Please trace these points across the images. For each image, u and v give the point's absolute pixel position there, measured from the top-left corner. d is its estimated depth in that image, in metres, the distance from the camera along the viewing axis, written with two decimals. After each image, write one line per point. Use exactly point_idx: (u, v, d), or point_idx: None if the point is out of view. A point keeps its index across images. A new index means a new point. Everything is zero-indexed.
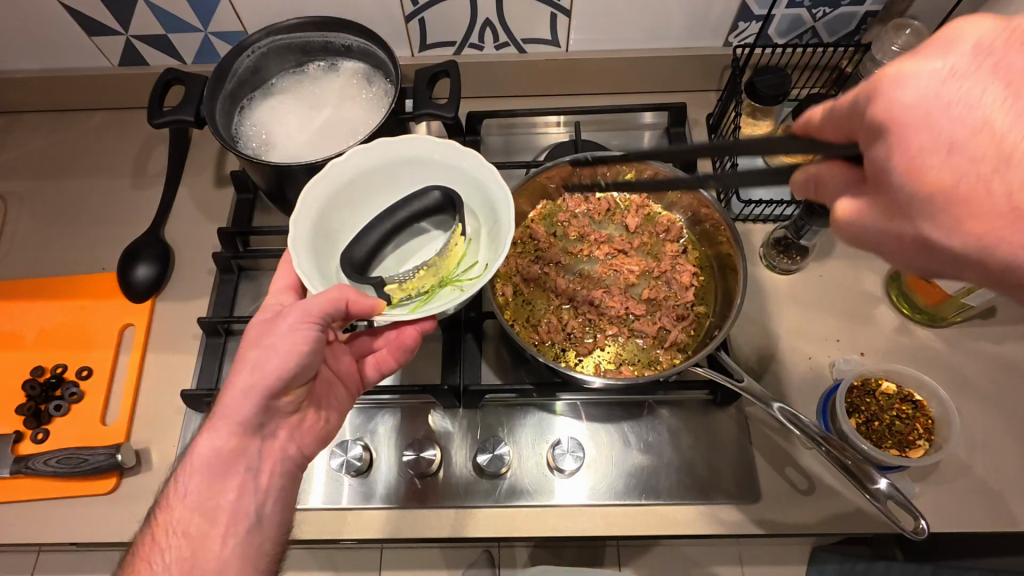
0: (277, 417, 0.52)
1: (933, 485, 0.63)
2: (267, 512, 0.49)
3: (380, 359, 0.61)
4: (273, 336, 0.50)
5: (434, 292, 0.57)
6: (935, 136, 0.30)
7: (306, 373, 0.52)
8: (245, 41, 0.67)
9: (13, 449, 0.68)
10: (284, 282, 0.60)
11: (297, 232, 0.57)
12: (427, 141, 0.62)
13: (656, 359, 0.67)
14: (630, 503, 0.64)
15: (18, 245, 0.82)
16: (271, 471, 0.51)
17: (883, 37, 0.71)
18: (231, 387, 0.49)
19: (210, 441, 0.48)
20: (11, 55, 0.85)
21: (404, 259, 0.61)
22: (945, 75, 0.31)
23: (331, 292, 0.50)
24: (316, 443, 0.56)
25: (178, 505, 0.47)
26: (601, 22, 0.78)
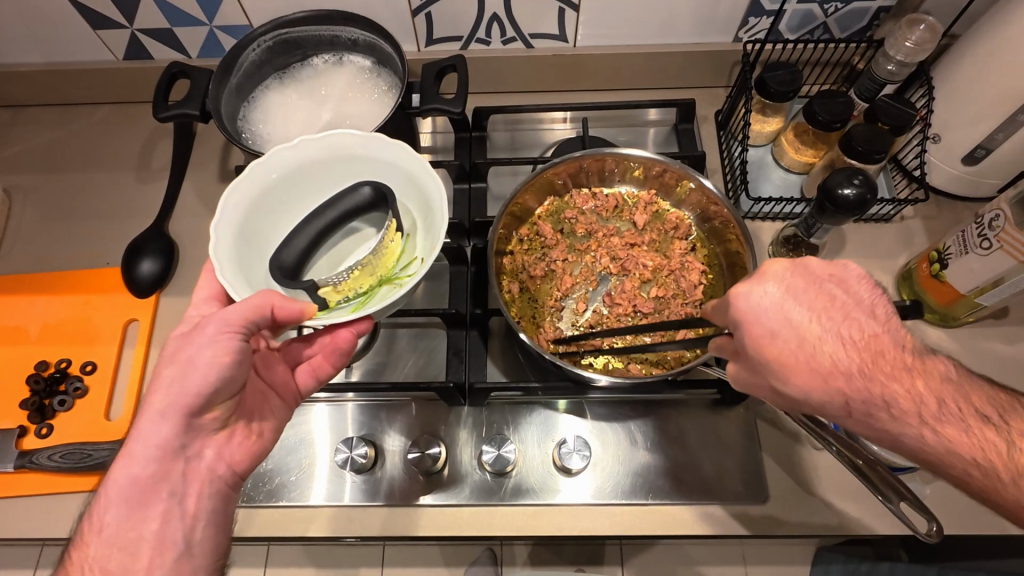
0: (201, 436, 0.50)
1: (945, 486, 0.62)
2: (197, 538, 0.48)
3: (316, 366, 0.58)
4: (189, 351, 0.48)
5: (373, 292, 0.57)
6: (769, 333, 0.44)
7: (230, 388, 0.50)
8: (250, 35, 0.67)
9: (17, 444, 0.68)
10: (206, 291, 0.57)
11: (220, 235, 0.56)
12: (351, 136, 0.61)
13: (664, 358, 0.66)
14: (636, 503, 0.63)
15: (22, 239, 0.82)
16: (198, 494, 0.49)
17: (896, 33, 0.69)
18: (147, 409, 0.47)
19: (126, 468, 0.46)
20: (15, 48, 0.84)
21: (338, 260, 0.60)
22: (773, 269, 0.46)
23: (255, 300, 0.49)
24: (251, 459, 0.53)
25: (94, 541, 0.45)
26: (610, 17, 0.77)
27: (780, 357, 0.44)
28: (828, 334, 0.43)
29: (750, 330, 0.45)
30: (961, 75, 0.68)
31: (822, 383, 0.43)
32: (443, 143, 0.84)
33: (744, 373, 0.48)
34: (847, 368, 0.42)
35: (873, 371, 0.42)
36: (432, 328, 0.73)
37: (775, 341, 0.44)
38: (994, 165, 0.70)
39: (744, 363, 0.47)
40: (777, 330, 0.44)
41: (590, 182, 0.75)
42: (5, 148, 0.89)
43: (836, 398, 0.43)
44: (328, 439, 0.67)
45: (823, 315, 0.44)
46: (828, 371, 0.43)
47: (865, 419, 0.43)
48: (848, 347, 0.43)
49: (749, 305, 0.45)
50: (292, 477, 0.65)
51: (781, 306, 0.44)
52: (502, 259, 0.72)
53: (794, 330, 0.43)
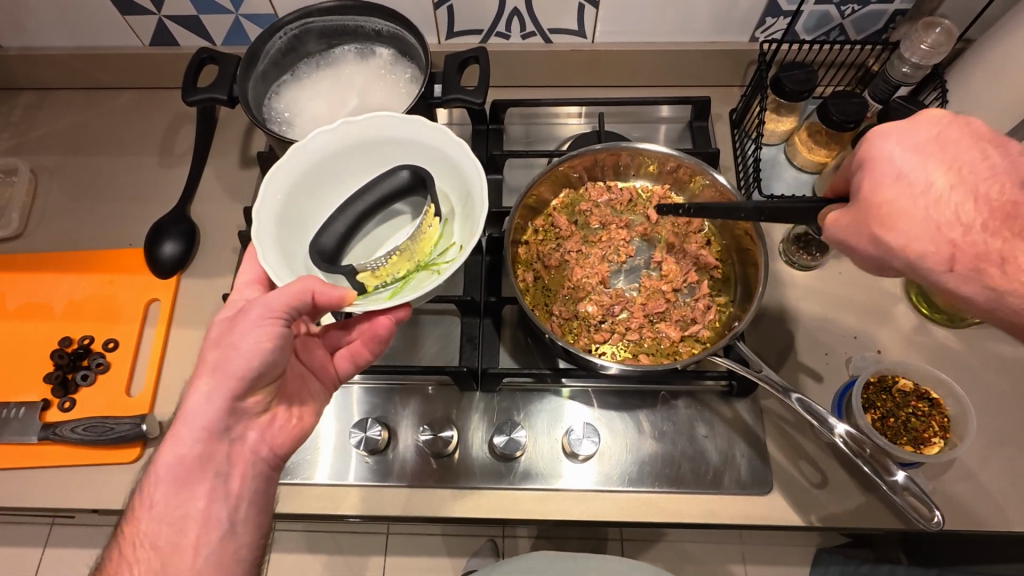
0: (245, 419, 0.51)
1: (948, 483, 0.63)
2: (240, 517, 0.49)
3: (354, 351, 0.59)
4: (231, 337, 0.49)
5: (411, 277, 0.59)
6: (895, 174, 0.44)
7: (272, 373, 0.51)
8: (278, 23, 0.68)
9: (41, 416, 0.70)
10: (250, 275, 0.59)
11: (261, 221, 0.58)
12: (393, 120, 0.63)
13: (675, 349, 0.67)
14: (643, 490, 0.65)
15: (46, 220, 0.84)
16: (241, 474, 0.51)
17: (912, 36, 0.70)
18: (193, 390, 0.49)
19: (173, 448, 0.48)
20: (45, 33, 0.86)
21: (376, 245, 0.62)
22: (930, 117, 0.45)
23: (296, 286, 0.50)
24: (293, 441, 0.55)
25: (145, 517, 0.48)
26: (629, 13, 0.79)
27: (892, 199, 0.43)
28: (960, 186, 0.43)
29: (873, 171, 0.45)
30: (977, 76, 0.69)
31: (933, 232, 0.43)
32: (459, 135, 0.86)
33: (847, 221, 0.46)
34: (970, 221, 0.42)
35: (997, 229, 0.42)
36: (444, 315, 0.75)
37: (897, 183, 0.44)
38: None
39: (850, 210, 0.46)
40: (903, 174, 0.44)
41: (605, 176, 0.77)
42: (31, 131, 0.91)
43: (942, 249, 0.43)
44: (337, 423, 0.68)
45: (956, 166, 0.43)
46: (942, 219, 0.43)
47: (968, 275, 0.43)
48: (978, 201, 0.42)
49: (882, 146, 0.45)
50: (306, 456, 0.67)
51: (920, 145, 0.44)
52: (517, 249, 0.73)
53: (923, 177, 0.43)
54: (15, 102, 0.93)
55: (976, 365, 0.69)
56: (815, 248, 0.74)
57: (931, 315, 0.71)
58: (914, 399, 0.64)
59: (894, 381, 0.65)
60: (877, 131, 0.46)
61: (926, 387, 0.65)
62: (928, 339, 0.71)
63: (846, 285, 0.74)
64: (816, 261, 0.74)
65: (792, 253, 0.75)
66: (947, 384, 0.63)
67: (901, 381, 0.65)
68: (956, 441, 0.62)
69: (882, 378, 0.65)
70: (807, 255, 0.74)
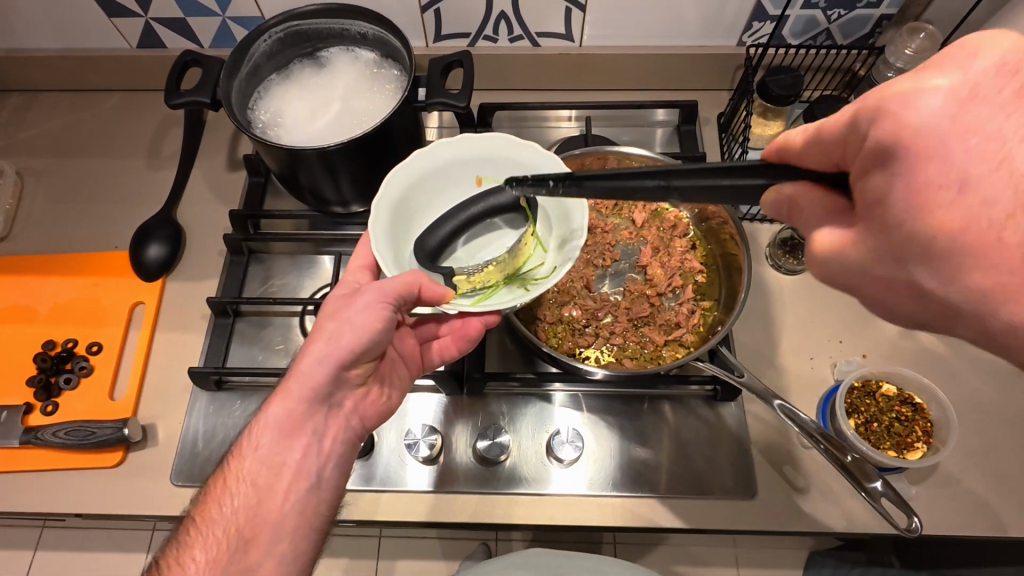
0: (345, 388, 0.52)
1: (933, 488, 0.63)
2: (327, 475, 0.50)
3: (443, 346, 0.61)
4: (348, 311, 0.51)
5: (498, 288, 0.58)
6: (954, 172, 0.30)
7: (375, 350, 0.52)
8: (262, 26, 0.68)
9: (22, 420, 0.69)
10: (361, 261, 0.59)
11: (377, 213, 0.59)
12: (506, 140, 0.62)
13: (659, 353, 0.67)
14: (627, 495, 0.64)
15: (33, 222, 0.84)
16: (333, 437, 0.52)
17: (896, 41, 0.70)
18: (308, 351, 0.50)
19: (282, 400, 0.49)
20: (33, 35, 0.86)
21: (474, 252, 0.62)
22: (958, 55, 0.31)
23: (407, 277, 0.51)
24: (379, 417, 0.56)
25: (249, 456, 0.48)
26: (615, 17, 0.78)
27: (945, 214, 0.30)
28: None
29: (916, 168, 0.30)
30: None
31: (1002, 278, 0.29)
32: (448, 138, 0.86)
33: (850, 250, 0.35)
34: None
35: None
36: None
37: (957, 188, 0.29)
38: None
39: (865, 234, 0.34)
40: (966, 168, 0.29)
41: None
42: (18, 133, 0.91)
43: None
44: None
45: None
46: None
47: None
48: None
49: (912, 116, 0.30)
50: None
51: (964, 110, 0.30)
52: None
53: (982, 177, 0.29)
54: (3, 104, 0.93)
55: (962, 370, 0.69)
56: (800, 253, 0.74)
57: None
58: (897, 404, 0.64)
59: (877, 386, 0.65)
60: (893, 91, 0.32)
61: (909, 392, 0.65)
62: (914, 344, 0.71)
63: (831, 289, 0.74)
64: (802, 265, 0.74)
65: (778, 257, 0.75)
66: (930, 390, 0.63)
67: (884, 386, 0.65)
68: (939, 446, 0.62)
69: (866, 383, 0.65)
70: (793, 259, 0.74)
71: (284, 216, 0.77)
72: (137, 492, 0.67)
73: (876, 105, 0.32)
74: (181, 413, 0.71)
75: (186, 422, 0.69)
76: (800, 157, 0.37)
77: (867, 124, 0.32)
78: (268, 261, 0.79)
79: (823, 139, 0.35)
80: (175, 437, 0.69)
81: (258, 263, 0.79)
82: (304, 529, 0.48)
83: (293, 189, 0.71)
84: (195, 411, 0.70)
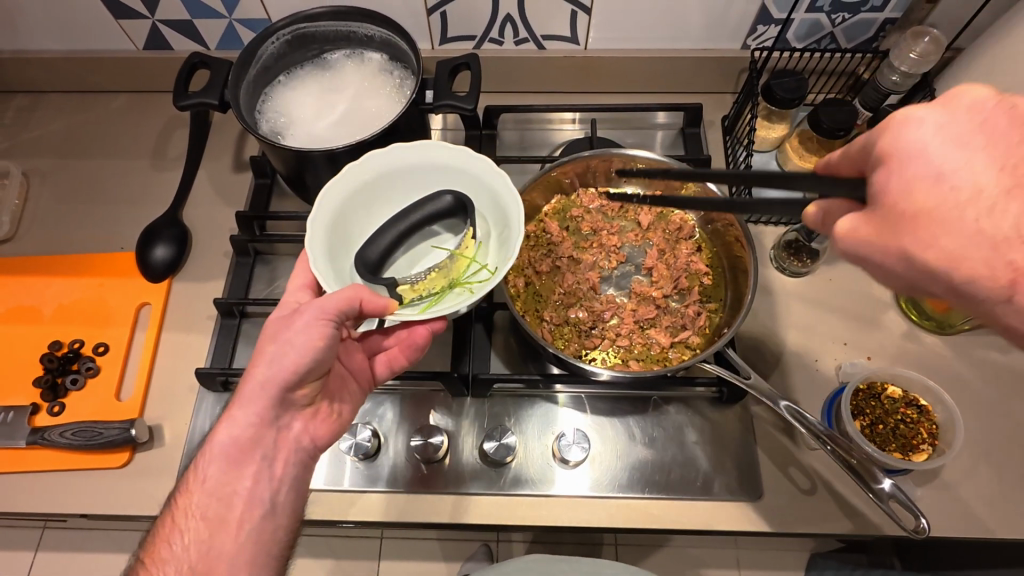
0: (292, 410, 0.52)
1: (938, 490, 0.63)
2: (281, 500, 0.50)
3: (391, 358, 0.61)
4: (287, 332, 0.50)
5: (444, 293, 0.58)
6: (933, 173, 0.34)
7: (321, 369, 0.52)
8: (270, 29, 0.68)
9: (29, 421, 0.69)
10: (301, 280, 0.59)
11: (312, 232, 0.59)
12: (438, 147, 0.64)
13: (664, 355, 0.68)
14: (634, 496, 0.65)
15: (38, 223, 0.84)
16: (285, 460, 0.51)
17: (901, 44, 0.71)
18: (248, 377, 0.50)
19: (227, 429, 0.49)
20: (38, 36, 0.86)
21: (415, 262, 0.62)
22: (956, 100, 0.36)
23: (347, 291, 0.51)
24: (333, 434, 0.56)
25: (196, 490, 0.48)
26: (620, 20, 0.79)
27: (930, 205, 0.34)
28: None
29: (902, 168, 0.35)
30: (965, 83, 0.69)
31: (989, 252, 0.32)
32: (452, 140, 0.86)
33: (866, 231, 0.36)
34: None
35: None
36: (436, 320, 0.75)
37: (935, 183, 0.34)
38: None
39: (870, 220, 0.36)
40: (941, 173, 0.34)
41: (597, 182, 0.77)
42: (23, 133, 0.91)
43: (1001, 288, 0.32)
44: None
45: (1008, 161, 0.33)
46: (993, 238, 0.32)
47: None
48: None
49: (908, 134, 0.35)
50: None
51: (947, 139, 0.34)
52: None
53: (960, 176, 0.33)
54: (8, 105, 0.93)
55: (966, 372, 0.69)
56: (805, 255, 0.74)
57: (921, 323, 0.71)
58: (902, 406, 0.64)
59: (882, 388, 0.65)
60: (897, 115, 0.36)
61: (914, 394, 0.65)
62: (918, 347, 0.71)
63: (835, 292, 0.74)
64: (806, 268, 0.74)
65: (783, 259, 0.75)
66: (935, 392, 0.63)
67: (889, 388, 0.65)
68: (945, 448, 0.62)
69: (871, 385, 0.65)
70: (798, 262, 0.75)
71: (290, 218, 0.77)
72: (144, 493, 0.67)
73: (880, 125, 0.37)
74: (187, 414, 0.71)
75: (192, 423, 0.70)
76: (837, 167, 0.40)
77: (877, 136, 0.37)
78: (273, 263, 0.79)
79: (853, 149, 0.39)
80: (181, 438, 0.70)
81: (264, 264, 0.79)
82: (262, 555, 0.48)
83: (300, 190, 0.72)
84: (201, 411, 0.70)
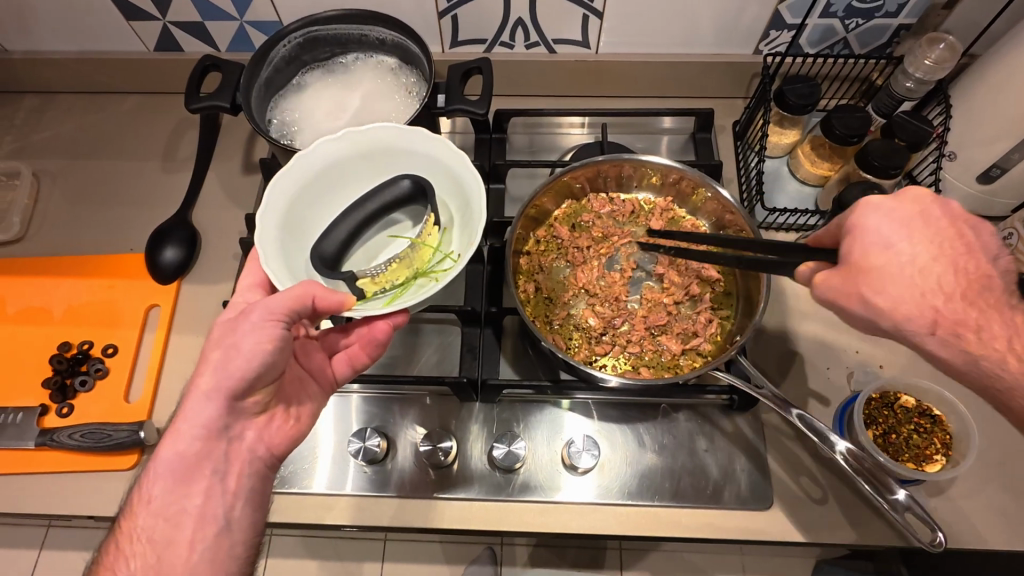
0: (243, 418, 0.51)
1: (950, 500, 0.63)
2: (236, 515, 0.49)
3: (352, 355, 0.60)
4: (233, 337, 0.49)
5: (409, 284, 0.60)
6: (884, 243, 0.44)
7: (271, 374, 0.51)
8: (282, 31, 0.68)
9: (38, 422, 0.69)
10: (251, 280, 0.58)
11: (263, 230, 0.59)
12: (390, 131, 0.64)
13: (675, 362, 0.67)
14: (643, 505, 0.64)
15: (47, 224, 0.84)
16: (238, 473, 0.50)
17: (916, 51, 0.70)
18: (194, 388, 0.49)
19: (172, 444, 0.48)
20: (50, 37, 0.87)
21: (373, 254, 0.63)
22: (912, 194, 0.46)
23: (297, 290, 0.50)
24: (290, 442, 0.55)
25: (142, 512, 0.47)
26: (632, 24, 0.78)
27: (881, 264, 0.44)
28: (942, 259, 0.44)
29: (863, 238, 0.45)
30: (980, 91, 0.69)
31: (917, 297, 0.43)
32: (462, 144, 0.86)
33: (837, 280, 0.46)
34: (950, 291, 0.43)
35: (975, 298, 0.43)
36: (444, 325, 0.75)
37: (886, 250, 0.44)
38: (1007, 184, 0.71)
39: (838, 271, 0.46)
40: (892, 242, 0.44)
41: (608, 187, 0.76)
42: (34, 134, 0.91)
43: (926, 313, 0.43)
44: (337, 432, 0.68)
45: (936, 237, 0.45)
46: (928, 287, 0.43)
47: (949, 339, 0.44)
48: (958, 274, 0.44)
49: (871, 216, 0.45)
50: (305, 465, 0.67)
51: (902, 220, 0.45)
52: (519, 259, 0.73)
53: (910, 250, 0.44)
54: (19, 105, 0.93)
55: None
56: None
57: None
58: (916, 415, 0.63)
59: (896, 398, 0.65)
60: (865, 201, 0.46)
61: (928, 404, 0.64)
62: None
63: None
64: None
65: None
66: (949, 402, 0.63)
67: (903, 397, 0.65)
68: (958, 459, 0.61)
69: (884, 395, 0.65)
70: None
71: None
72: None
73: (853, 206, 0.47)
74: None
75: None
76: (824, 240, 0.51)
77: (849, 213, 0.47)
78: None
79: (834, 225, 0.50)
80: None
81: None
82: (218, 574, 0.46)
83: None
84: None
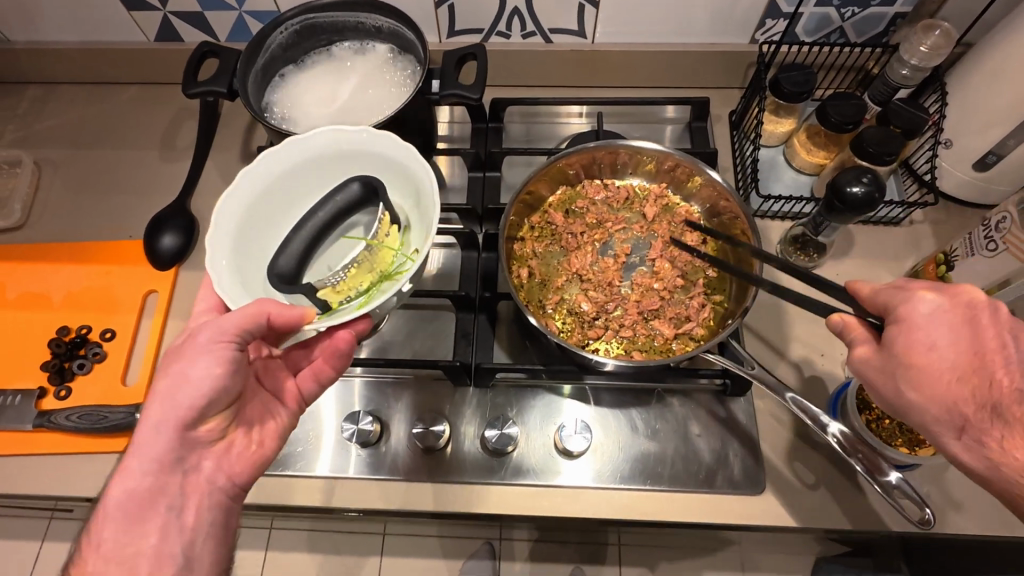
0: (198, 450, 0.52)
1: (943, 488, 0.62)
2: (195, 551, 0.49)
3: (317, 369, 0.58)
4: (180, 368, 0.50)
5: (375, 288, 0.58)
6: (929, 343, 0.45)
7: (223, 401, 0.52)
8: (278, 19, 0.69)
9: (36, 404, 0.70)
10: (206, 305, 0.59)
11: (215, 250, 0.59)
12: (330, 134, 0.64)
13: (668, 346, 0.67)
14: (636, 489, 0.64)
15: (48, 212, 0.85)
16: (195, 507, 0.51)
17: (911, 38, 0.70)
18: (142, 426, 0.49)
19: (123, 483, 0.48)
20: (54, 28, 0.88)
21: (332, 263, 0.63)
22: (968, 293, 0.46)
23: (249, 309, 0.51)
24: (251, 469, 0.55)
25: (92, 558, 0.46)
26: (628, 14, 0.79)
27: (921, 363, 0.46)
28: (983, 369, 0.44)
29: (909, 333, 0.46)
30: (976, 78, 0.69)
31: (949, 403, 0.45)
32: (460, 133, 0.86)
33: (876, 361, 0.49)
34: (985, 400, 0.44)
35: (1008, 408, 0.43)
36: (440, 310, 0.75)
37: (929, 352, 0.45)
38: (1004, 172, 0.71)
39: (879, 354, 0.49)
40: (937, 343, 0.45)
41: (603, 174, 0.77)
42: (37, 124, 0.92)
43: (955, 418, 0.45)
44: (333, 415, 0.69)
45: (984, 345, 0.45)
46: (962, 395, 0.45)
47: (973, 442, 0.45)
48: (995, 383, 0.43)
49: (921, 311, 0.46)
50: (301, 448, 0.67)
51: (950, 321, 0.46)
52: (513, 245, 0.73)
53: (951, 351, 0.45)
54: (22, 95, 0.94)
55: None
56: (811, 248, 0.74)
57: None
58: None
59: None
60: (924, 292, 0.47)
61: None
62: None
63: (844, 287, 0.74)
64: (812, 261, 0.75)
65: (789, 253, 0.75)
66: None
67: None
68: None
69: None
70: (804, 256, 0.75)
71: None
72: None
73: (909, 294, 0.48)
74: None
75: None
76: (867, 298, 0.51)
77: (901, 301, 0.48)
78: None
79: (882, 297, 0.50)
80: None
81: None
82: None
83: None
84: None
